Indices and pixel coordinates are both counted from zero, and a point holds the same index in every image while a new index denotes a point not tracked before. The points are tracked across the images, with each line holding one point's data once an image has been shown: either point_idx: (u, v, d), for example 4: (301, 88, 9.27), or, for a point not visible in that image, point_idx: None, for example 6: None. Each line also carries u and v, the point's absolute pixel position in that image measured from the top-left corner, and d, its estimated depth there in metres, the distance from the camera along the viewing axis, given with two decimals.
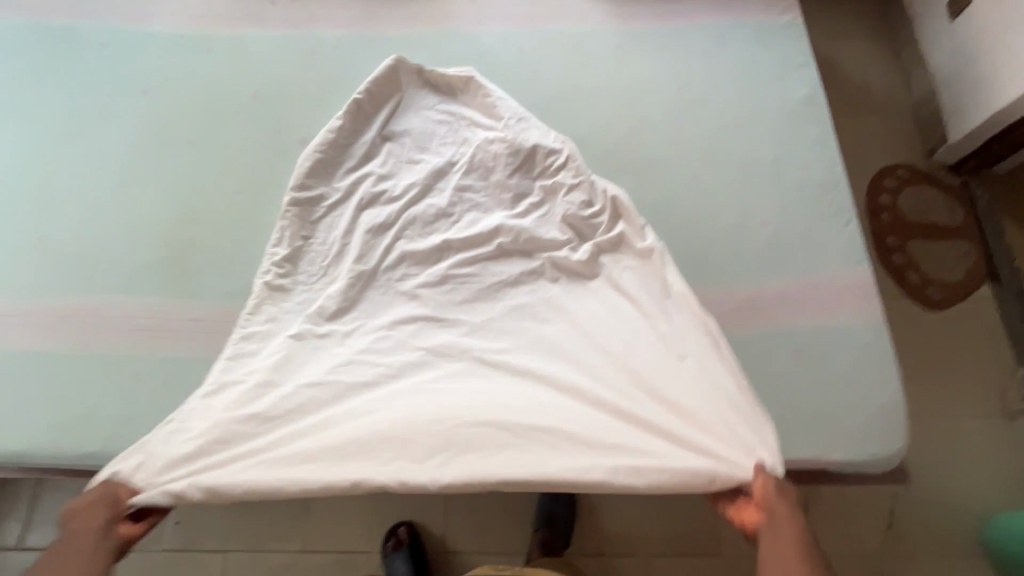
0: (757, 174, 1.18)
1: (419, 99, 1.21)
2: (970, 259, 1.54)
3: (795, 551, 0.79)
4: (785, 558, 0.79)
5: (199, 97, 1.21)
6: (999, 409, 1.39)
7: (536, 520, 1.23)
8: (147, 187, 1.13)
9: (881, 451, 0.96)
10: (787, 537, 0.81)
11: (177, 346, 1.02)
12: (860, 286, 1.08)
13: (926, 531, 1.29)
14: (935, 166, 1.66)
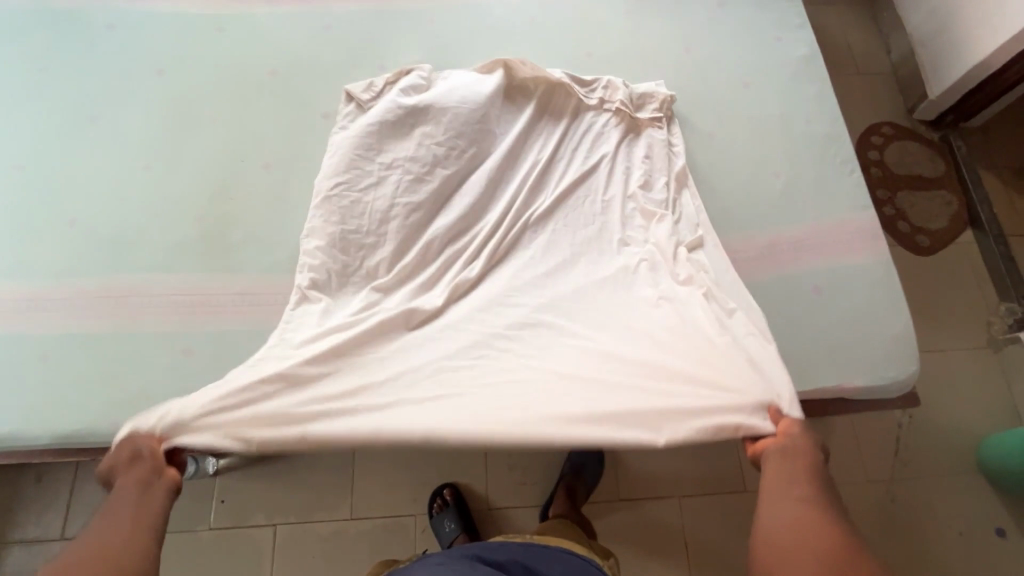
0: (766, 129, 1.24)
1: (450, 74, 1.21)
2: (953, 206, 1.65)
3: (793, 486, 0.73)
4: (778, 495, 0.73)
5: (220, 76, 1.21)
6: (987, 340, 1.51)
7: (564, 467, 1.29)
8: (176, 166, 1.12)
9: (899, 374, 1.05)
10: (778, 479, 0.75)
11: (227, 319, 1.02)
12: (869, 228, 1.16)
13: (930, 458, 1.40)
14: (916, 122, 1.77)
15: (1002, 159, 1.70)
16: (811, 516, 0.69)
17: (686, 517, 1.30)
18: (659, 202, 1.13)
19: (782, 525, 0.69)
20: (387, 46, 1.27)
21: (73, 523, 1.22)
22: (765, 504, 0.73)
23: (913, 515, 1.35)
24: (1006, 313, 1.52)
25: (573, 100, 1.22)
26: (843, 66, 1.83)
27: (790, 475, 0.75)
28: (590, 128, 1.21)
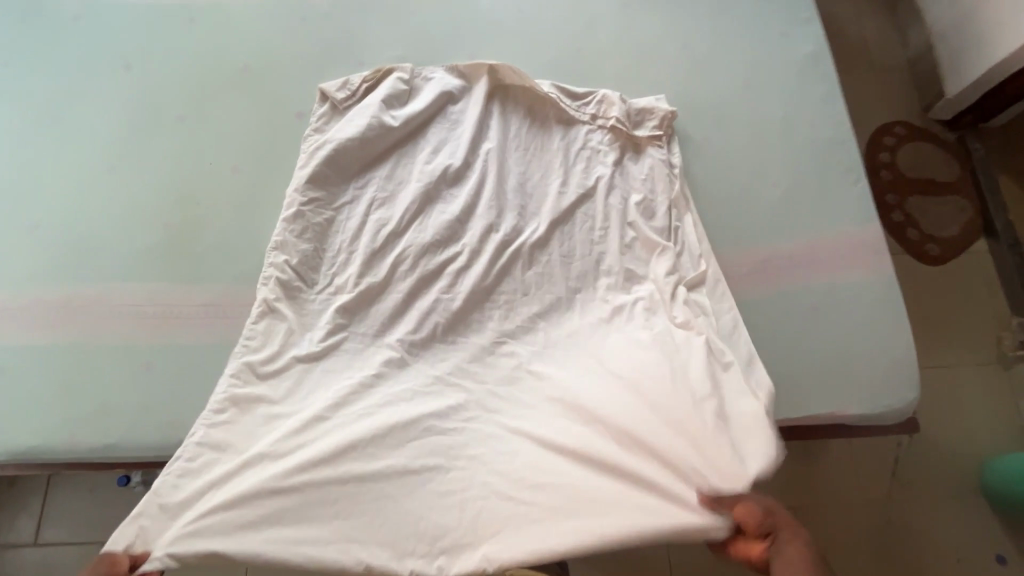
0: (766, 133, 1.17)
1: (435, 77, 1.15)
2: (967, 214, 1.56)
3: None
4: None
5: (188, 71, 1.15)
6: (995, 356, 1.43)
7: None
8: (141, 169, 1.07)
9: (897, 402, 0.99)
10: None
11: (190, 332, 0.98)
12: (873, 243, 1.09)
13: (930, 481, 1.34)
14: (932, 122, 1.66)
15: (1021, 162, 1.60)
16: None
17: (670, 548, 1.29)
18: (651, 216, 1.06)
19: None
20: (365, 39, 1.20)
21: (44, 530, 1.20)
22: None
23: (908, 539, 1.29)
24: (1017, 328, 1.44)
25: (563, 107, 1.14)
26: (856, 61, 1.73)
27: None
28: (581, 134, 1.13)
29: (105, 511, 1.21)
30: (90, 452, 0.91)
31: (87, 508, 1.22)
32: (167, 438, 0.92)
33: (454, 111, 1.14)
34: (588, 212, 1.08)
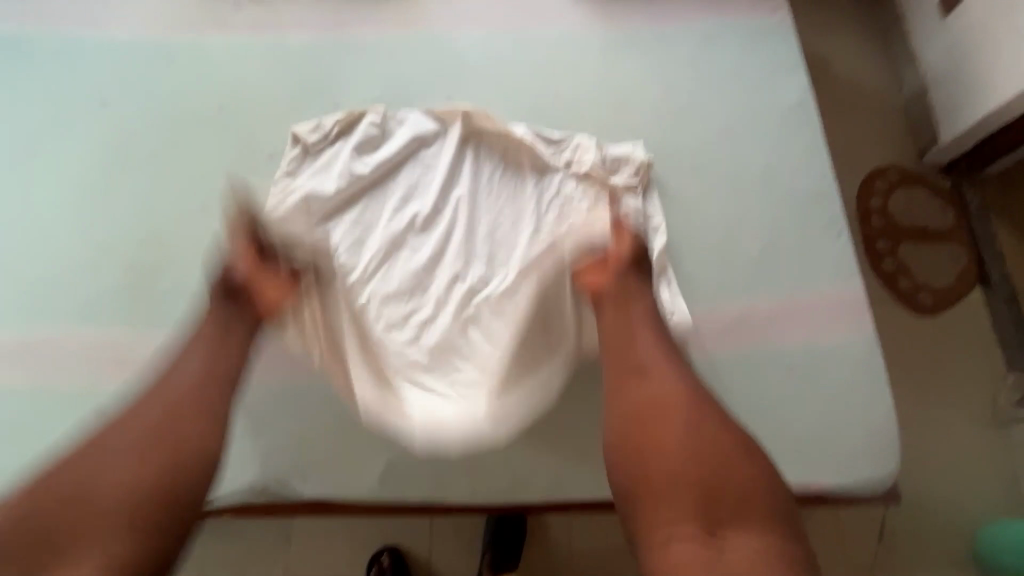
0: (746, 184, 1.14)
1: (409, 121, 1.13)
2: (961, 264, 1.51)
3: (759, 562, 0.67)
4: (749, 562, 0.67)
5: (162, 109, 1.15)
6: (990, 415, 1.38)
7: (483, 545, 1.20)
8: (107, 208, 1.07)
9: (873, 474, 0.94)
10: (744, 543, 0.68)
11: (142, 379, 0.96)
12: (854, 302, 1.04)
13: (920, 546, 1.27)
14: (927, 167, 1.62)
15: (1019, 211, 1.55)
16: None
17: None
18: None
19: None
20: (342, 80, 1.19)
21: None
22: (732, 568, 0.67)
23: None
24: (1014, 386, 1.38)
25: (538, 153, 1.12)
26: (850, 103, 1.70)
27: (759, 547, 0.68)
28: (555, 182, 1.11)
29: None
30: None
31: None
32: None
33: (426, 155, 1.12)
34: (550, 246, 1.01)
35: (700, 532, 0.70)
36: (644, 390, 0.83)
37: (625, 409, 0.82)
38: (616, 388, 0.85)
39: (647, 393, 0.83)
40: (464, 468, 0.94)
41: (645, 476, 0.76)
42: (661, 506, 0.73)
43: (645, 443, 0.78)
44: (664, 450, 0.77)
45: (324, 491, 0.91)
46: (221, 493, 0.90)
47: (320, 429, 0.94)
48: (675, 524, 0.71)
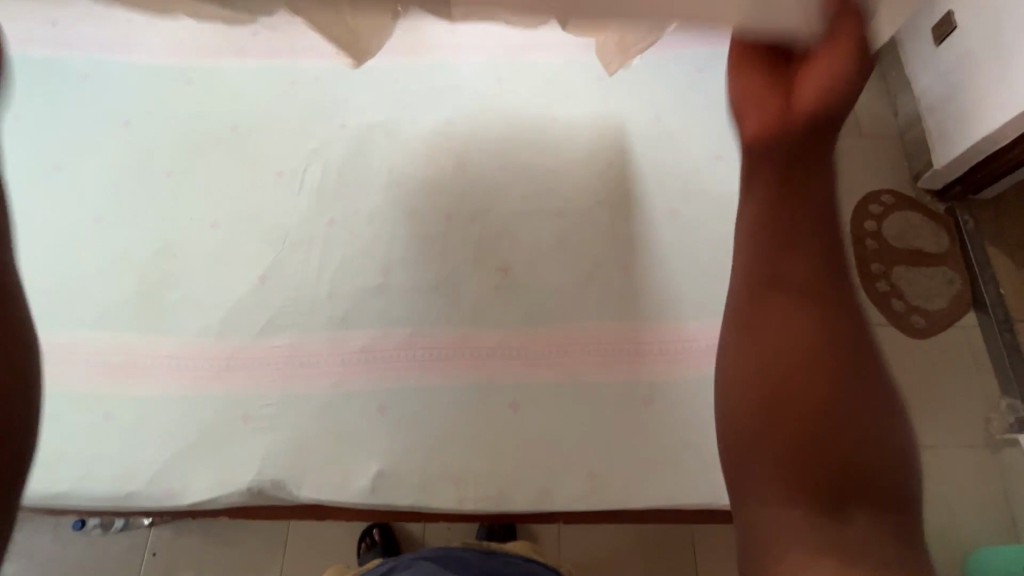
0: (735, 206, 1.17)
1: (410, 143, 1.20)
2: (955, 287, 1.52)
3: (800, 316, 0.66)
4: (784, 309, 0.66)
5: (182, 129, 1.22)
6: (983, 438, 1.38)
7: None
8: (126, 221, 1.14)
9: None
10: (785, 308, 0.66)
11: (151, 383, 1.01)
12: None
13: None
14: (922, 191, 1.65)
15: (1013, 236, 1.57)
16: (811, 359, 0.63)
17: None
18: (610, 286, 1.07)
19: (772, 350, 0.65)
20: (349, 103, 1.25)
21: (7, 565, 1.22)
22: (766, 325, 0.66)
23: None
24: (1007, 409, 1.39)
25: (533, 174, 1.17)
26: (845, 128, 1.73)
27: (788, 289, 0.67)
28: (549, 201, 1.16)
29: (68, 546, 1.24)
30: (38, 500, 0.93)
31: (50, 545, 1.24)
32: (117, 489, 0.94)
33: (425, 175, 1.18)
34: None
35: (813, 434, 0.61)
36: (777, 323, 0.66)
37: (739, 335, 0.69)
38: (747, 308, 0.69)
39: (776, 322, 0.66)
40: (453, 476, 0.97)
41: (753, 454, 0.64)
42: (753, 461, 0.64)
43: (763, 389, 0.64)
44: (766, 360, 0.65)
45: (318, 495, 0.95)
46: (221, 494, 0.94)
47: (315, 435, 0.98)
48: (772, 478, 0.62)
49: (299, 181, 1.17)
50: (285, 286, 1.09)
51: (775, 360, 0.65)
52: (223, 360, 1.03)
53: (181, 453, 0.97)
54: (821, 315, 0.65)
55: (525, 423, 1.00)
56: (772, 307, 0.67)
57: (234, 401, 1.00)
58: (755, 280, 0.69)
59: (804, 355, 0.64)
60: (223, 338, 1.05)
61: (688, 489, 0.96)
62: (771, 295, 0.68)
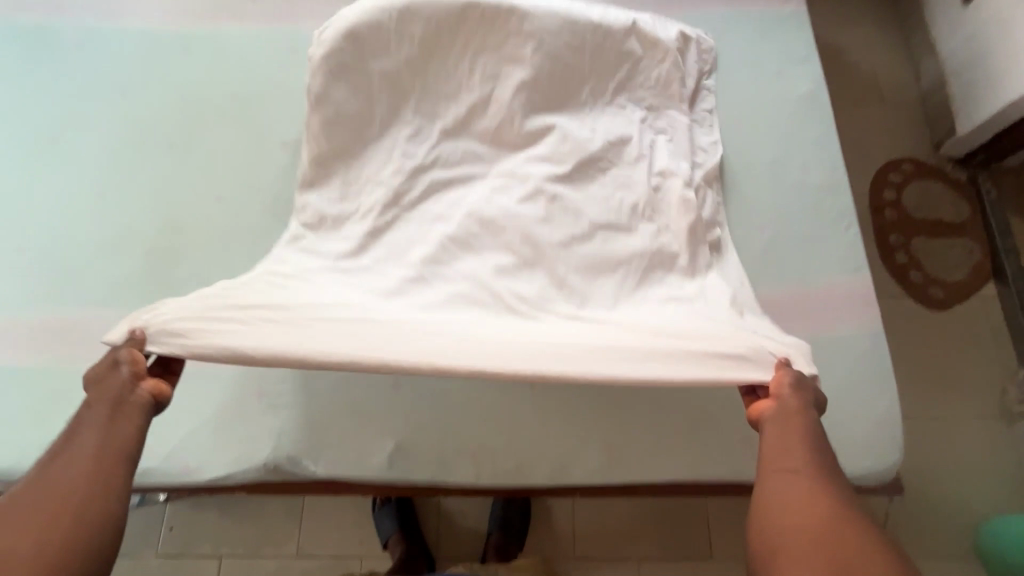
0: (755, 175, 1.14)
1: None
2: (974, 257, 1.49)
3: (804, 467, 0.67)
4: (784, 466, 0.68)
5: (182, 98, 1.18)
6: (999, 410, 1.37)
7: (490, 524, 1.23)
8: (128, 195, 1.10)
9: (874, 463, 0.95)
10: (790, 455, 0.68)
11: None
12: (861, 294, 1.04)
13: (923, 539, 1.28)
14: (943, 159, 1.60)
15: None
16: (820, 506, 0.63)
17: None
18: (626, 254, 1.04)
19: (779, 504, 0.64)
20: None
21: None
22: (777, 494, 0.65)
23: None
24: None
25: None
26: (864, 93, 1.68)
27: (782, 441, 0.70)
28: None
29: None
30: None
31: None
32: None
33: None
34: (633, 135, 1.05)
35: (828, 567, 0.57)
36: (773, 493, 0.66)
37: (757, 501, 0.66)
38: (762, 475, 0.68)
39: (796, 488, 0.65)
40: (469, 450, 0.96)
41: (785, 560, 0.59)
42: None
43: (776, 533, 0.62)
44: (793, 510, 0.63)
45: (335, 470, 0.94)
46: (237, 470, 0.94)
47: (329, 411, 0.97)
48: None
49: None
50: None
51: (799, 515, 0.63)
52: None
53: (195, 430, 0.96)
54: (834, 480, 0.66)
55: (542, 397, 0.98)
56: (791, 469, 0.67)
57: (246, 378, 0.99)
58: (776, 447, 0.69)
59: (824, 507, 0.63)
60: None
61: (707, 461, 0.95)
62: (788, 465, 0.68)
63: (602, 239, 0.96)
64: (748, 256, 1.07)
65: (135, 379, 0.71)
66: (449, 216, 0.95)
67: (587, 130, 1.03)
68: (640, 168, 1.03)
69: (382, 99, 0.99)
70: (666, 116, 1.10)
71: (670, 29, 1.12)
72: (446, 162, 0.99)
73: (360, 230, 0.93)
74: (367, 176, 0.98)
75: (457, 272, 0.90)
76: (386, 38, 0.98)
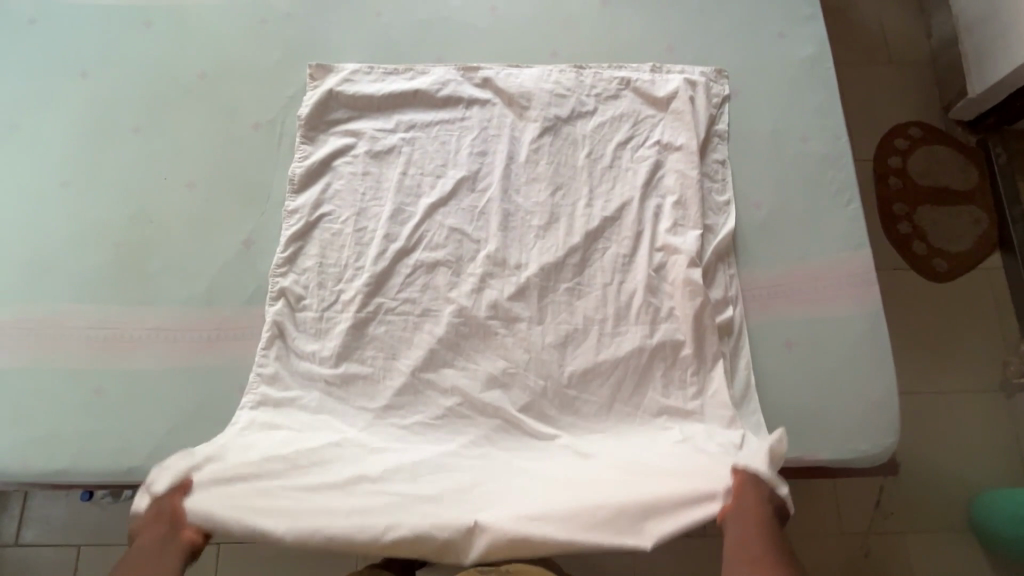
0: (751, 148, 1.08)
1: (397, 90, 1.09)
2: (981, 228, 1.44)
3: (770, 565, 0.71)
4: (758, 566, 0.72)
5: (145, 77, 1.11)
6: (998, 383, 1.35)
7: None
8: (96, 184, 1.06)
9: (870, 448, 0.93)
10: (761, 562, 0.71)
11: (140, 356, 0.97)
12: (861, 274, 1.00)
13: (917, 515, 1.28)
14: (951, 123, 1.53)
15: None
16: None
17: None
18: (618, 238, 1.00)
19: None
20: (326, 43, 1.14)
21: (24, 533, 1.24)
22: None
23: (882, 559, 1.25)
24: None
25: (530, 112, 1.08)
26: (870, 53, 1.59)
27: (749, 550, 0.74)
28: (550, 146, 1.06)
29: (80, 514, 1.25)
30: (38, 475, 0.92)
31: (65, 513, 1.25)
32: (115, 464, 0.92)
33: (413, 125, 1.08)
34: (631, 202, 1.02)
35: None
36: None
37: None
38: None
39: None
40: None
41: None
42: None
43: None
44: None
45: None
46: None
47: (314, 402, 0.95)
48: None
49: (278, 136, 1.09)
50: (270, 250, 1.03)
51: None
52: (212, 331, 0.99)
53: (178, 426, 0.94)
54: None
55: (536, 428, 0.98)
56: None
57: (229, 372, 0.96)
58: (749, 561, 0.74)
59: None
60: (210, 308, 1.00)
61: None
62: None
63: (593, 340, 0.95)
64: (744, 235, 1.03)
65: (174, 525, 0.79)
66: (436, 313, 0.97)
67: (563, 167, 1.05)
68: (639, 247, 1.00)
69: (368, 166, 1.06)
70: (674, 175, 1.04)
71: (665, 87, 1.09)
72: (428, 246, 1.01)
73: (345, 327, 0.96)
74: (352, 264, 1.00)
75: (446, 381, 0.94)
76: (364, 97, 1.09)
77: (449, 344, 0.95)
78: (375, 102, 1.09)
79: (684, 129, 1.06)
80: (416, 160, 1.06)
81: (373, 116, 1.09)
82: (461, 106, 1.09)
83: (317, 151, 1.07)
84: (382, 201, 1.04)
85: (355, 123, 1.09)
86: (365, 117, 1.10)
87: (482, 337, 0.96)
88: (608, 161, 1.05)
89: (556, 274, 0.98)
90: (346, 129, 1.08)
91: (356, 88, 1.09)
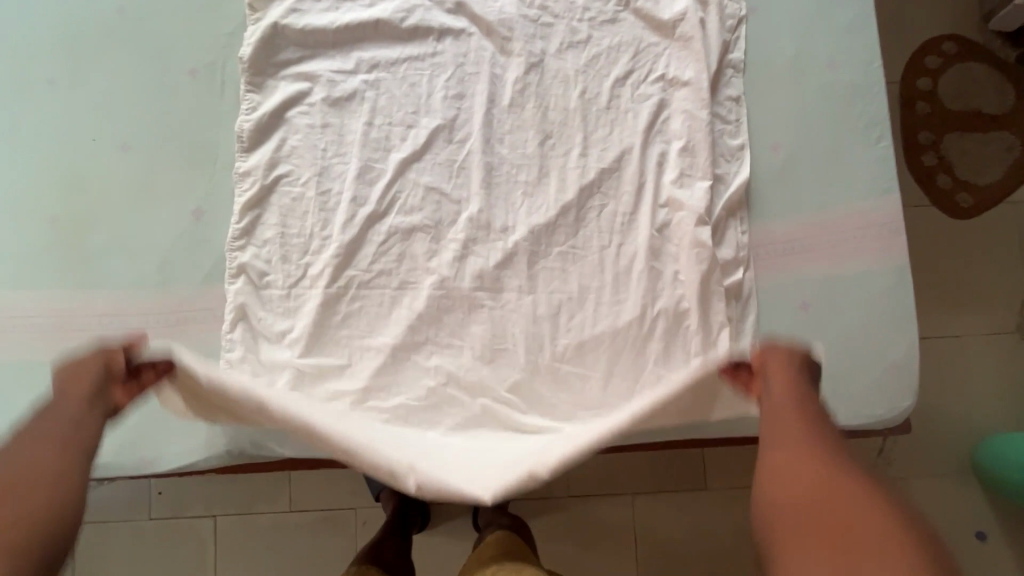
0: (769, 79, 0.93)
1: (355, 20, 0.92)
2: (1011, 157, 1.31)
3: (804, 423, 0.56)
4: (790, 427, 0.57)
5: (56, 17, 0.94)
6: (1014, 324, 1.29)
7: None
8: (14, 149, 0.91)
9: (885, 412, 0.87)
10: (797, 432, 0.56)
11: (94, 345, 0.89)
12: (886, 222, 0.90)
13: (919, 460, 1.26)
14: (991, 36, 1.35)
15: None
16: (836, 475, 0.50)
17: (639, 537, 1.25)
18: (616, 193, 0.89)
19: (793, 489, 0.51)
20: None
21: None
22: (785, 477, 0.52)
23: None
24: None
25: (512, 44, 0.92)
26: None
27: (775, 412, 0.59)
28: (537, 85, 0.92)
29: None
30: None
31: None
32: None
33: (377, 63, 0.92)
34: (632, 150, 0.89)
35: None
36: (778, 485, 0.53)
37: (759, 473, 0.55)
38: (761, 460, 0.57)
39: (781, 466, 0.54)
40: None
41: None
42: None
43: None
44: (802, 498, 0.50)
45: (303, 451, 0.87)
46: (197, 459, 0.87)
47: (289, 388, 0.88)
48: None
49: (219, 83, 0.94)
50: (225, 221, 0.91)
51: (805, 491, 0.50)
52: (169, 315, 0.89)
53: (145, 419, 0.87)
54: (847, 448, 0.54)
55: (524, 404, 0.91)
56: (786, 441, 0.56)
57: (194, 359, 0.88)
58: (776, 425, 0.58)
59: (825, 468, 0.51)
60: (164, 289, 0.90)
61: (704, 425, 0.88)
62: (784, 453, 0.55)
63: (590, 309, 0.86)
64: (759, 184, 0.91)
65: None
66: (415, 285, 0.87)
67: (553, 110, 0.91)
68: (641, 201, 0.88)
69: (328, 116, 0.91)
70: (681, 114, 0.90)
71: (670, 7, 0.93)
72: (403, 209, 0.89)
73: (315, 305, 0.87)
74: (318, 234, 0.88)
75: (430, 360, 0.86)
76: (316, 30, 0.92)
77: (434, 321, 0.87)
78: (329, 36, 0.93)
79: (692, 58, 0.91)
80: (383, 107, 0.91)
81: (328, 54, 0.93)
82: (430, 38, 0.93)
83: (265, 101, 0.92)
84: (347, 158, 0.90)
85: (308, 64, 0.93)
86: (318, 55, 0.93)
87: (469, 311, 0.87)
88: (605, 101, 0.91)
89: (548, 237, 0.88)
90: (296, 72, 0.93)
91: (305, 22, 0.92)
